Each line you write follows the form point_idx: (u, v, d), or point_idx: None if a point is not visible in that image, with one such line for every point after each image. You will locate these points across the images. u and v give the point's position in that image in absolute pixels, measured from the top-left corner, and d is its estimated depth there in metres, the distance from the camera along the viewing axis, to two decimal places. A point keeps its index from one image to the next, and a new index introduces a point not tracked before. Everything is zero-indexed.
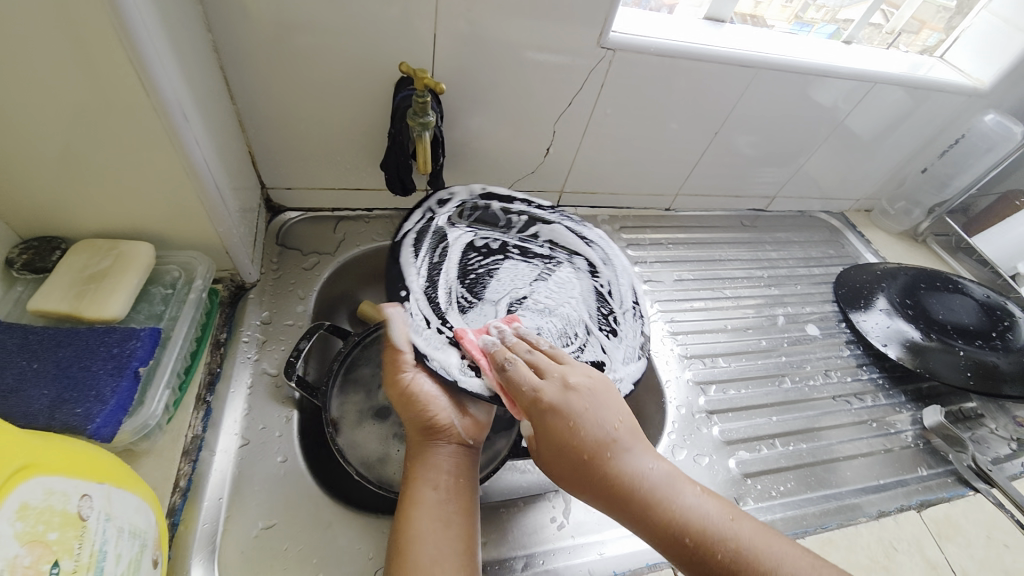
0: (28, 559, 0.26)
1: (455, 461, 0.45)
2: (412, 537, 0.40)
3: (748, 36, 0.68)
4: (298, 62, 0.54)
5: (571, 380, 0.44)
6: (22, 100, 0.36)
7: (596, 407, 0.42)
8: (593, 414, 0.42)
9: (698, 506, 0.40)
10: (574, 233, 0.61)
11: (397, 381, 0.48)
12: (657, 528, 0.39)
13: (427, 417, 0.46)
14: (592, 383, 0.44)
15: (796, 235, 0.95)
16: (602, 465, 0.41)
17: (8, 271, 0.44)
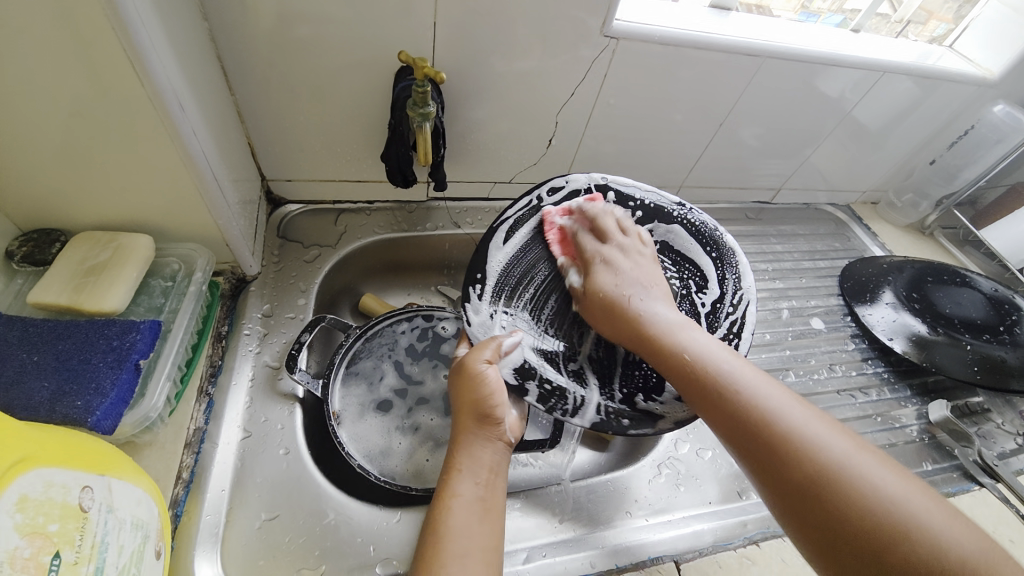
0: (29, 551, 0.26)
1: (497, 458, 0.45)
2: (449, 528, 0.39)
3: (754, 24, 0.67)
4: (298, 52, 0.53)
5: (630, 253, 0.54)
6: (18, 89, 0.36)
7: (638, 275, 0.52)
8: (636, 276, 0.52)
9: (709, 347, 0.45)
10: (699, 240, 0.57)
11: (471, 366, 0.47)
12: (678, 368, 0.44)
13: (488, 409, 0.45)
14: (648, 258, 0.54)
15: (801, 227, 0.94)
16: (631, 309, 0.50)
17: (8, 263, 0.44)
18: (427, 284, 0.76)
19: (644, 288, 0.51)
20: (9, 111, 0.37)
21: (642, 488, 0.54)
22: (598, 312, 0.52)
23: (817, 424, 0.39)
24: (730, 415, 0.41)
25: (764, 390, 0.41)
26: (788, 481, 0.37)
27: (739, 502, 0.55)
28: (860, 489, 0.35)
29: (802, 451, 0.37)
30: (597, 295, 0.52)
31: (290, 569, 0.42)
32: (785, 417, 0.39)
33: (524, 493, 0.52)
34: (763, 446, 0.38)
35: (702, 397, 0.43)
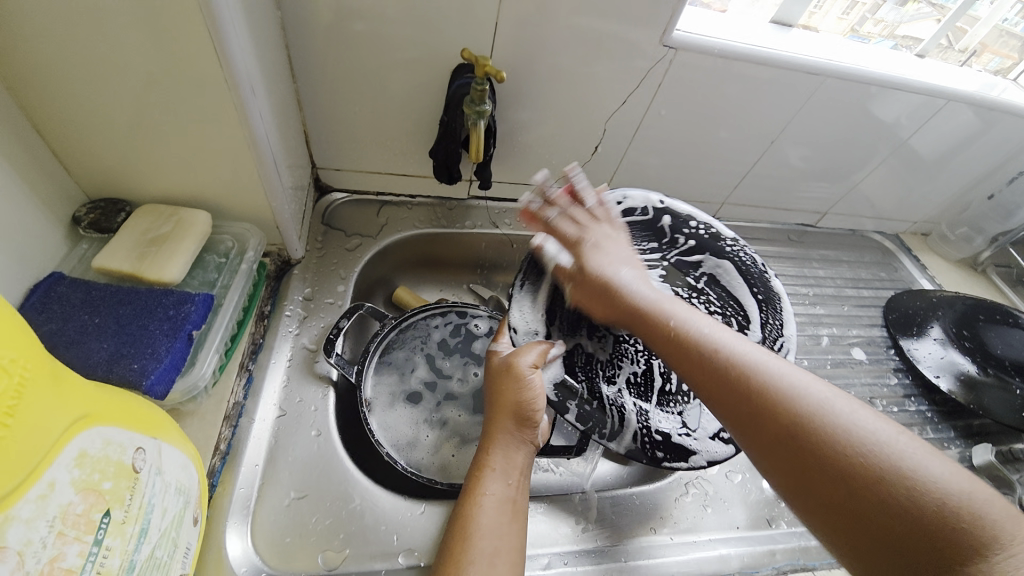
0: (81, 507, 0.26)
1: (525, 461, 0.45)
2: (479, 523, 0.39)
3: (815, 41, 0.66)
4: (360, 45, 0.55)
5: (599, 230, 0.52)
6: (106, 62, 0.37)
7: (616, 253, 0.50)
8: (611, 250, 0.50)
9: (689, 321, 0.42)
10: (747, 280, 0.53)
11: (511, 364, 0.46)
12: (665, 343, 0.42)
13: (526, 411, 0.45)
14: (620, 235, 0.53)
15: (846, 254, 0.91)
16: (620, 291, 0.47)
17: (74, 229, 0.46)
18: (461, 281, 0.77)
19: (617, 253, 0.50)
20: (96, 82, 0.39)
21: (668, 505, 0.53)
22: (579, 288, 0.50)
23: (822, 389, 0.36)
24: (728, 390, 0.38)
25: (768, 361, 0.38)
26: (790, 451, 0.34)
27: (768, 531, 0.53)
28: (864, 451, 0.32)
29: (800, 418, 0.34)
30: (591, 280, 0.49)
31: (315, 550, 0.43)
32: (783, 380, 0.36)
33: (548, 498, 0.51)
34: (764, 419, 0.36)
35: (705, 385, 0.39)
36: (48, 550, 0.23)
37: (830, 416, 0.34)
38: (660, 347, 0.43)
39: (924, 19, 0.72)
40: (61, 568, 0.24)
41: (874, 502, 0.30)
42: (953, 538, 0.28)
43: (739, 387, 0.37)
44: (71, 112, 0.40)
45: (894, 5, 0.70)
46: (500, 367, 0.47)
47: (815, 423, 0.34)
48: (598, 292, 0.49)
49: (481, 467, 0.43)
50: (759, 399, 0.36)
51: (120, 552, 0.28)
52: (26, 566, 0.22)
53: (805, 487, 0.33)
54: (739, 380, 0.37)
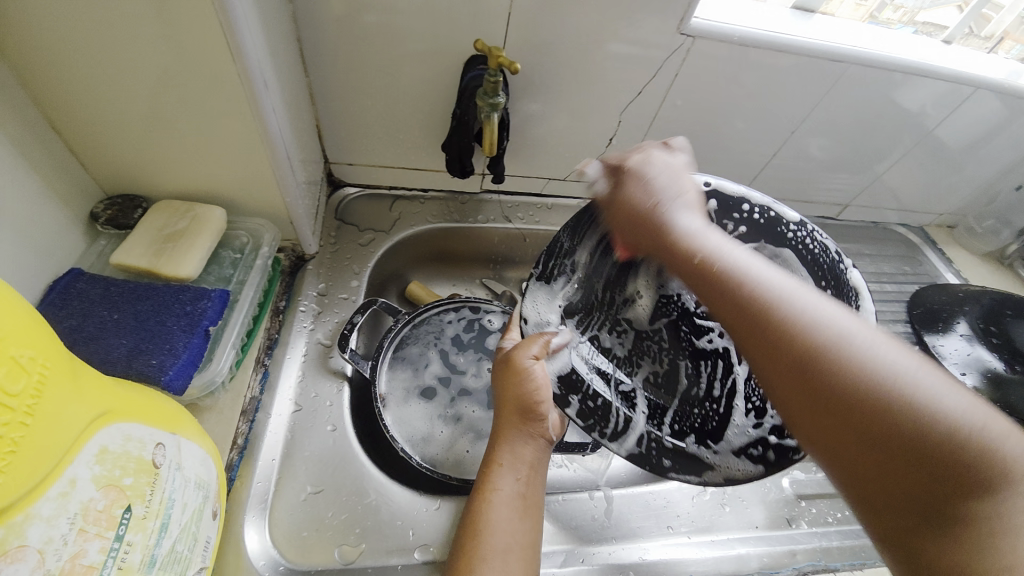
0: (102, 503, 0.26)
1: (537, 456, 0.44)
2: (490, 518, 0.39)
3: (839, 28, 0.63)
4: (371, 38, 0.54)
5: (648, 155, 0.43)
6: (119, 58, 0.37)
7: (665, 175, 0.42)
8: (656, 182, 0.42)
9: (715, 241, 0.38)
10: (814, 272, 0.43)
11: (515, 358, 0.44)
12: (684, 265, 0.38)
13: (532, 403, 0.44)
14: (677, 168, 0.43)
15: (868, 247, 0.89)
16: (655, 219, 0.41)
17: (93, 226, 0.46)
18: (473, 276, 0.76)
19: (667, 187, 0.42)
20: (110, 77, 0.39)
21: (685, 504, 0.52)
22: (634, 232, 0.42)
23: (852, 321, 0.31)
24: (740, 321, 0.34)
25: (793, 291, 0.33)
26: (801, 386, 0.31)
27: (787, 531, 0.53)
28: (885, 392, 0.28)
29: (816, 353, 0.30)
30: (623, 213, 0.43)
31: (331, 544, 0.43)
32: (804, 311, 0.32)
33: (563, 495, 0.51)
34: (779, 350, 0.32)
35: (724, 301, 0.35)
36: (69, 547, 0.23)
37: (853, 354, 0.29)
38: (683, 269, 0.39)
39: (945, 5, 0.69)
40: (82, 565, 0.24)
41: (888, 446, 0.27)
42: (959, 477, 0.25)
43: (754, 314, 0.33)
44: (87, 108, 0.40)
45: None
46: (505, 361, 0.45)
47: (833, 358, 0.30)
48: (633, 222, 0.42)
49: (492, 463, 0.43)
50: (774, 330, 0.32)
51: (141, 548, 0.28)
52: (47, 564, 0.22)
53: (816, 425, 0.30)
54: (755, 307, 0.34)
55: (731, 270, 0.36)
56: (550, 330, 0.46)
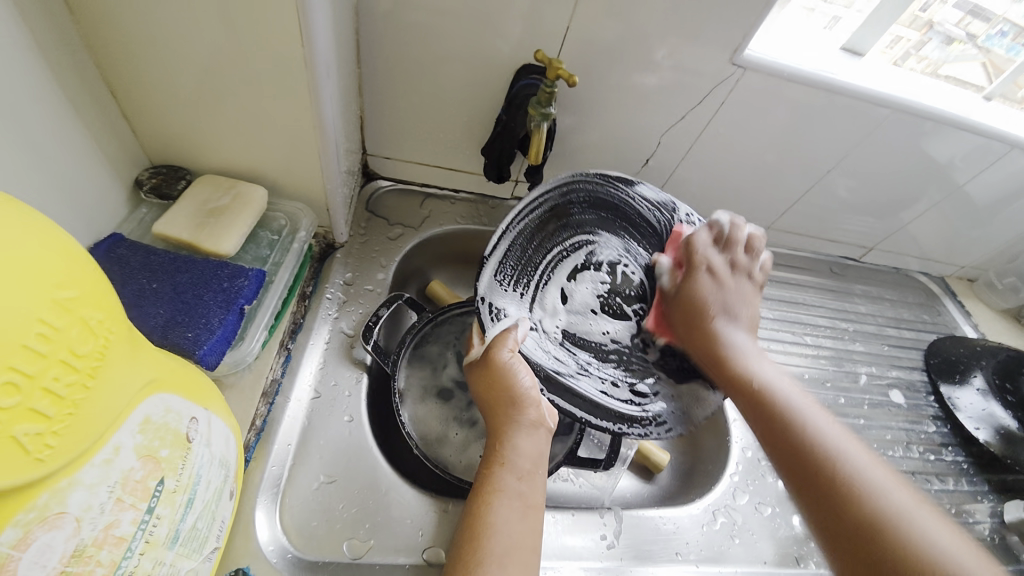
0: (140, 474, 0.25)
1: (536, 447, 0.43)
2: (485, 523, 0.38)
3: (885, 74, 0.64)
4: (428, 36, 0.55)
5: (723, 271, 0.54)
6: (193, 28, 0.38)
7: (732, 296, 0.53)
8: (721, 300, 0.52)
9: (768, 373, 0.47)
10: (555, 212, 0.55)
11: (492, 359, 0.45)
12: (732, 376, 0.48)
13: (516, 396, 0.44)
14: (740, 274, 0.55)
15: (888, 292, 0.89)
16: (716, 331, 0.51)
17: (136, 193, 0.46)
18: None
19: (728, 318, 0.52)
20: (175, 47, 0.39)
21: (694, 532, 0.52)
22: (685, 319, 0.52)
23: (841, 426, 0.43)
24: (756, 402, 0.45)
25: (795, 392, 0.45)
26: (817, 484, 0.39)
27: (796, 570, 0.52)
28: (881, 507, 0.36)
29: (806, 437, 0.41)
30: (690, 319, 0.52)
31: (341, 537, 0.43)
32: (822, 432, 0.41)
33: (572, 512, 0.51)
34: (779, 430, 0.43)
35: (755, 414, 0.45)
36: (104, 517, 0.23)
37: (838, 447, 0.40)
38: (728, 381, 0.48)
39: (969, 61, 0.68)
40: (113, 536, 0.24)
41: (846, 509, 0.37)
42: None
43: (783, 425, 0.43)
44: (148, 75, 0.41)
45: (938, 44, 0.67)
46: (480, 363, 0.46)
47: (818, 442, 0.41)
48: (696, 328, 0.51)
49: (492, 459, 0.43)
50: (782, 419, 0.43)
51: (168, 522, 0.28)
52: (82, 532, 0.22)
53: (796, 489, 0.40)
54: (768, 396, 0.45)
55: (771, 393, 0.45)
56: (509, 328, 0.48)
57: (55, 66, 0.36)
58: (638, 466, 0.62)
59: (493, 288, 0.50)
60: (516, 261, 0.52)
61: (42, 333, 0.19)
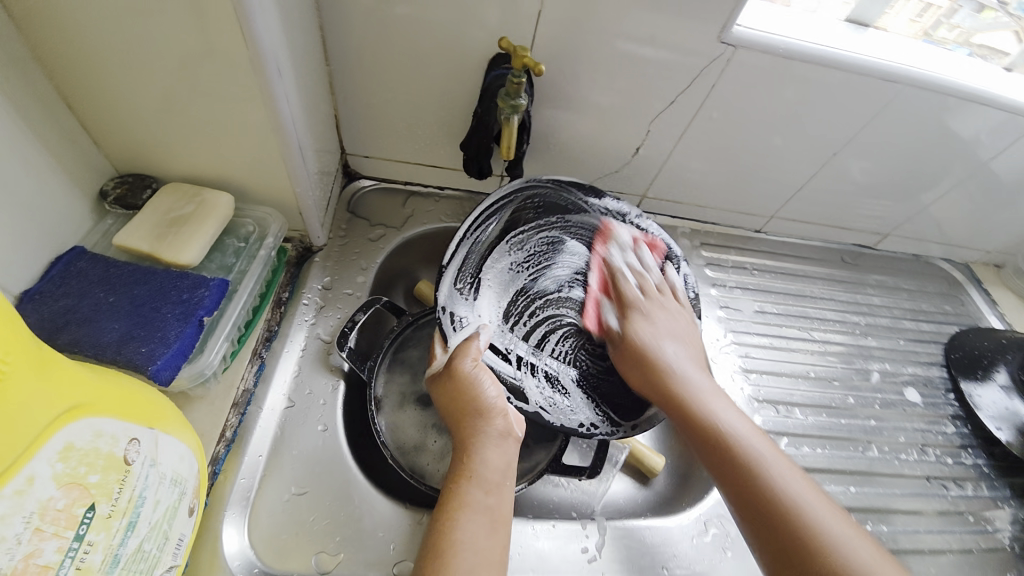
0: (62, 503, 0.25)
1: (504, 457, 0.44)
2: (449, 540, 0.38)
3: (896, 47, 0.58)
4: (398, 29, 0.52)
5: (666, 300, 0.55)
6: (136, 35, 0.36)
7: (673, 324, 0.54)
8: (669, 326, 0.53)
9: (706, 390, 0.50)
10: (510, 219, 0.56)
11: (455, 369, 0.47)
12: (675, 402, 0.49)
13: (480, 405, 0.45)
14: (670, 301, 0.55)
15: (906, 281, 0.83)
16: (663, 360, 0.51)
17: (101, 204, 0.46)
18: None
19: (675, 339, 0.53)
20: (122, 55, 0.38)
21: (683, 543, 0.50)
22: (638, 374, 0.51)
23: (775, 451, 0.46)
24: (701, 433, 0.47)
25: (731, 412, 0.48)
26: (753, 503, 0.43)
27: None
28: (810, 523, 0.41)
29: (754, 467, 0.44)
30: (638, 345, 0.52)
31: (310, 551, 0.42)
32: (754, 453, 0.45)
33: (552, 522, 0.49)
34: (733, 474, 0.45)
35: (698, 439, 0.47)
36: (21, 547, 0.23)
37: (755, 453, 0.45)
38: (671, 407, 0.49)
39: (1002, 29, 0.63)
40: (36, 565, 0.24)
41: (783, 526, 0.41)
42: None
43: (723, 447, 0.46)
44: (101, 85, 0.40)
45: (970, 12, 0.62)
46: (444, 373, 0.48)
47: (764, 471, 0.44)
48: (642, 358, 0.52)
49: (459, 470, 0.43)
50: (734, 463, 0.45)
51: (104, 547, 0.27)
52: None
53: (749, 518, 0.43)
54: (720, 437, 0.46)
55: (712, 418, 0.47)
56: (473, 335, 0.50)
57: (1, 79, 0.35)
58: (633, 469, 0.60)
59: (452, 297, 0.51)
60: (475, 270, 0.54)
61: None
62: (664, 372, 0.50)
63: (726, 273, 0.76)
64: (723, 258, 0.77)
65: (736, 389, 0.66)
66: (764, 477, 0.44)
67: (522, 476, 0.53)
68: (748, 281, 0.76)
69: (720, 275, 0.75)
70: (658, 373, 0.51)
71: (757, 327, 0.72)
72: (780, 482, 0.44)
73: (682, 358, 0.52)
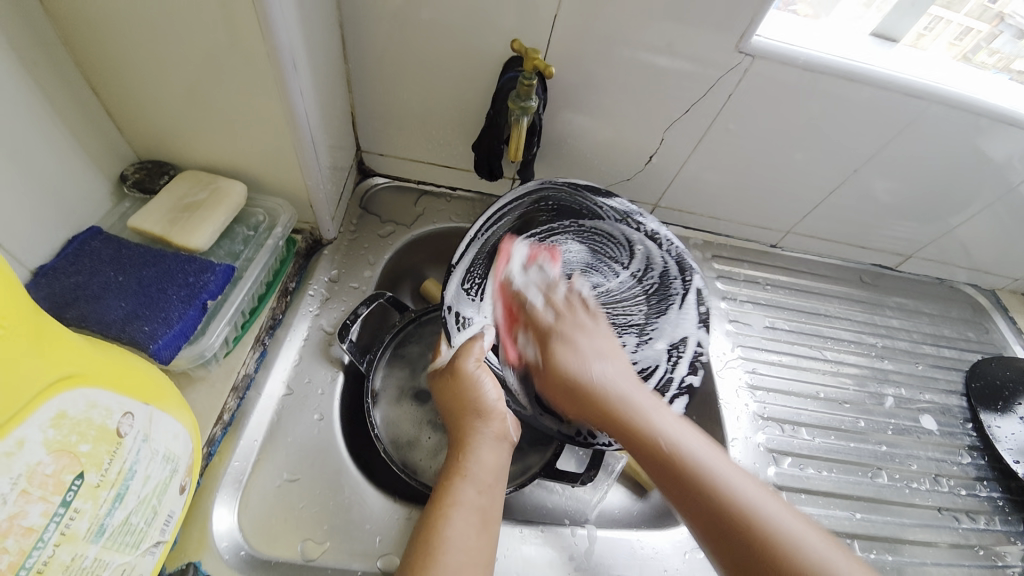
0: (51, 468, 0.25)
1: (497, 459, 0.44)
2: (438, 537, 0.37)
3: (923, 63, 0.57)
4: (414, 30, 0.53)
5: (581, 318, 0.51)
6: (158, 27, 0.38)
7: (596, 344, 0.49)
8: (589, 347, 0.49)
9: (649, 408, 0.45)
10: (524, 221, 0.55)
11: (457, 368, 0.47)
12: (618, 426, 0.44)
13: (479, 405, 0.46)
14: (574, 321, 0.51)
15: (927, 305, 0.80)
16: (592, 386, 0.47)
17: (121, 187, 0.48)
18: None
19: (597, 359, 0.48)
20: (144, 44, 0.39)
21: (675, 559, 0.48)
22: (572, 405, 0.48)
23: (784, 511, 0.38)
24: (654, 460, 0.42)
25: (683, 430, 0.43)
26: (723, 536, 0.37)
27: None
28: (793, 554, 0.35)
29: (761, 544, 0.36)
30: (562, 377, 0.48)
31: (296, 537, 0.42)
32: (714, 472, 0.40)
33: (540, 529, 0.48)
34: (737, 562, 0.37)
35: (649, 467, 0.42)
36: (7, 507, 0.23)
37: (717, 472, 0.40)
38: (615, 432, 0.44)
39: None
40: (20, 526, 0.24)
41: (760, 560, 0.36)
42: None
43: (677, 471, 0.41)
44: (123, 72, 0.41)
45: (1011, 37, 0.60)
46: (445, 373, 0.48)
47: (778, 547, 0.36)
48: (570, 392, 0.48)
49: (452, 468, 0.43)
50: (738, 546, 0.37)
51: (90, 516, 0.28)
52: None
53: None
54: (713, 507, 0.38)
55: (662, 437, 0.42)
56: (476, 335, 0.50)
57: (31, 62, 0.37)
58: (630, 480, 0.59)
59: (457, 297, 0.51)
60: (482, 270, 0.53)
61: None
62: (597, 399, 0.46)
63: (737, 286, 0.74)
64: (734, 271, 0.75)
65: (741, 405, 0.64)
66: (728, 500, 0.38)
67: (513, 480, 0.53)
68: (759, 296, 0.74)
69: (731, 288, 0.74)
70: (592, 402, 0.46)
71: (767, 344, 0.70)
72: (747, 504, 0.38)
73: (654, 405, 0.45)
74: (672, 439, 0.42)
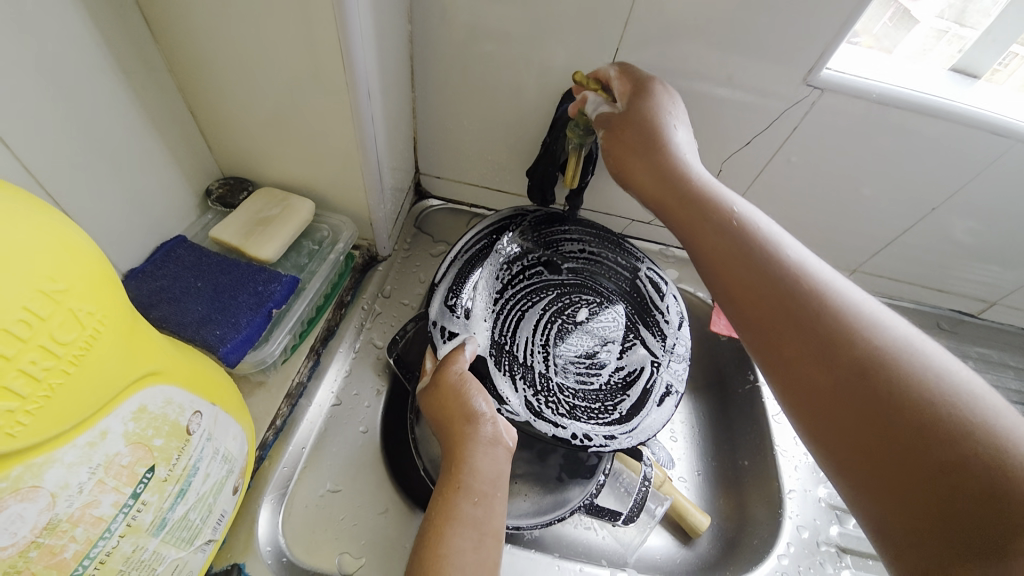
0: (126, 459, 0.27)
1: (493, 466, 0.42)
2: (435, 557, 0.36)
3: (1010, 102, 0.53)
4: (479, 62, 0.55)
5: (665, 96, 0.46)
6: (250, 61, 0.42)
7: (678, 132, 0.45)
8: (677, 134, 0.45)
9: (748, 222, 0.40)
10: (500, 246, 0.58)
11: (444, 376, 0.47)
12: (693, 219, 0.42)
13: (468, 412, 0.44)
14: (684, 122, 0.47)
15: (1015, 358, 0.73)
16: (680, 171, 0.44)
17: (205, 201, 0.52)
18: None
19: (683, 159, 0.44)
20: (234, 73, 0.43)
21: None
22: (654, 190, 0.44)
23: (920, 342, 0.31)
24: (761, 280, 0.37)
25: (785, 247, 0.38)
26: (787, 344, 0.34)
27: None
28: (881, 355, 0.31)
29: (881, 360, 0.30)
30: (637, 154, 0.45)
31: (335, 549, 0.43)
32: (796, 280, 0.36)
33: (580, 566, 0.47)
34: (863, 408, 0.30)
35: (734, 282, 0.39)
36: (82, 496, 0.25)
37: (787, 273, 0.36)
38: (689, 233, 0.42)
39: None
40: (91, 516, 0.26)
41: (842, 362, 0.32)
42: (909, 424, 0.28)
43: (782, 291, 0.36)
44: (217, 98, 0.45)
45: None
46: (433, 382, 0.47)
47: (897, 365, 0.30)
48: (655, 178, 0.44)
49: (448, 479, 0.41)
50: (841, 382, 0.31)
51: (154, 509, 0.30)
52: (58, 507, 0.24)
53: (883, 478, 0.28)
54: (821, 323, 0.33)
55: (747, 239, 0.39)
56: (460, 346, 0.49)
57: (138, 88, 0.41)
58: (673, 524, 0.56)
59: (443, 313, 0.51)
60: (462, 290, 0.54)
61: (22, 319, 0.21)
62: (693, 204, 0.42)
63: None
64: None
65: (799, 454, 0.58)
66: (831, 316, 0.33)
67: (551, 512, 0.51)
68: None
69: None
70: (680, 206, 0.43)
71: None
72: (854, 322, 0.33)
73: (776, 231, 0.40)
74: (791, 259, 0.37)
